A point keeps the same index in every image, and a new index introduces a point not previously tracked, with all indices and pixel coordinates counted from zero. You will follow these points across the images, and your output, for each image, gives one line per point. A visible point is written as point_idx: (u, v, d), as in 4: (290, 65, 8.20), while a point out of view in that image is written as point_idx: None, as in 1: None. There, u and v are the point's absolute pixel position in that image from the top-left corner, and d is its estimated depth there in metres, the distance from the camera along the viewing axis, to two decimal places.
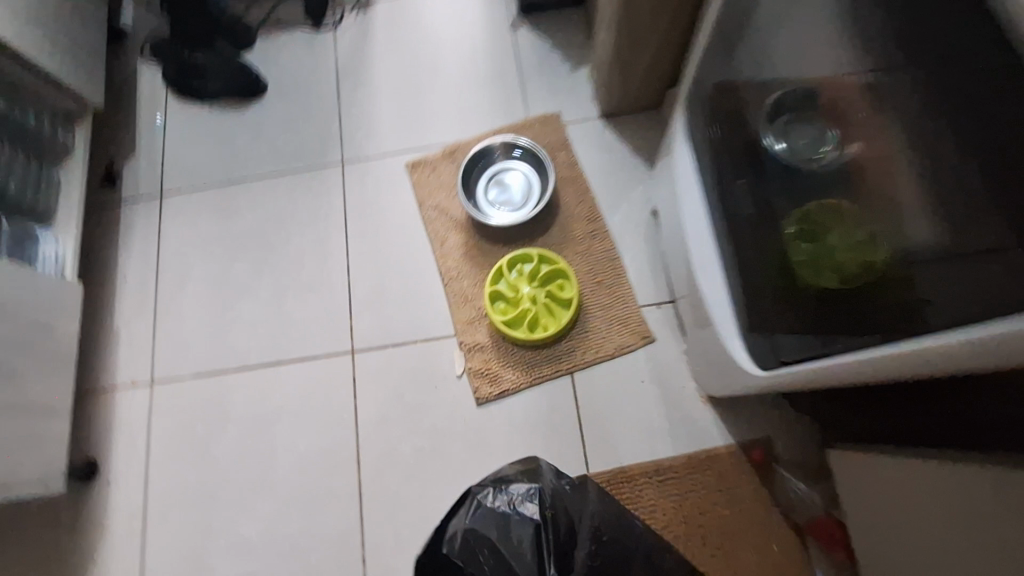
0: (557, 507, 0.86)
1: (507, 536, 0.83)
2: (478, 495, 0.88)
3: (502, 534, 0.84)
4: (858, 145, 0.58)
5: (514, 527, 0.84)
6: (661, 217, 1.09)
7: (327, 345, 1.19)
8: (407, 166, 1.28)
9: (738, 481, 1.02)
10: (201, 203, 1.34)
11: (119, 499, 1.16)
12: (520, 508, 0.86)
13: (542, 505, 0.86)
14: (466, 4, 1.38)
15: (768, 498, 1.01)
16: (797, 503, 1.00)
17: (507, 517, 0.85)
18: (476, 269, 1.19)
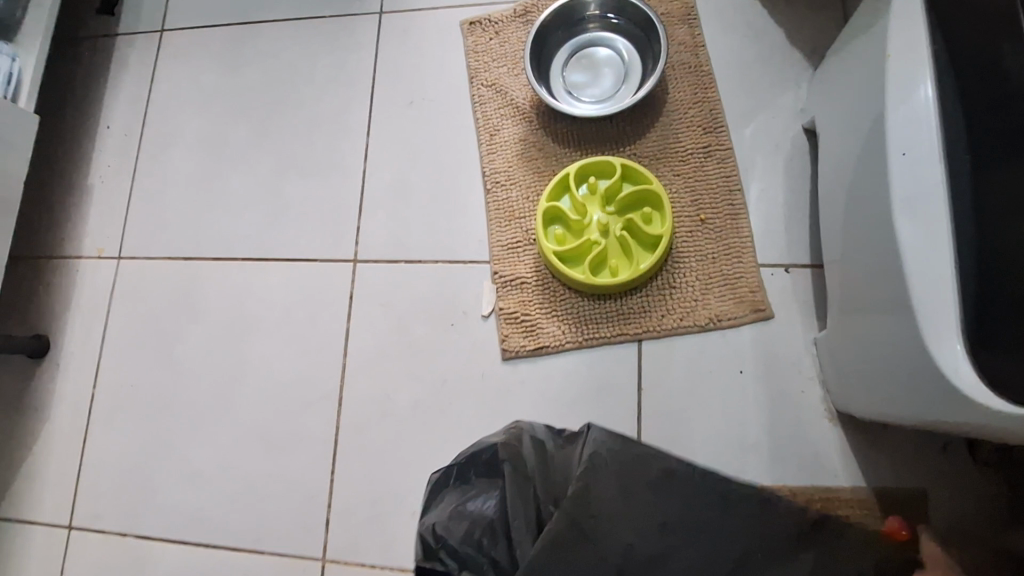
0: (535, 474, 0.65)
1: (476, 519, 0.62)
2: (437, 481, 0.68)
3: (468, 518, 0.62)
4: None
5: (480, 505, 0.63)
6: (825, 134, 0.71)
7: (327, 249, 0.92)
8: (465, 26, 0.94)
9: None
10: (207, 48, 1.05)
11: (66, 389, 0.96)
12: (483, 481, 0.65)
13: (508, 469, 0.65)
14: None
15: None
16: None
17: (472, 495, 0.64)
18: (533, 178, 0.86)
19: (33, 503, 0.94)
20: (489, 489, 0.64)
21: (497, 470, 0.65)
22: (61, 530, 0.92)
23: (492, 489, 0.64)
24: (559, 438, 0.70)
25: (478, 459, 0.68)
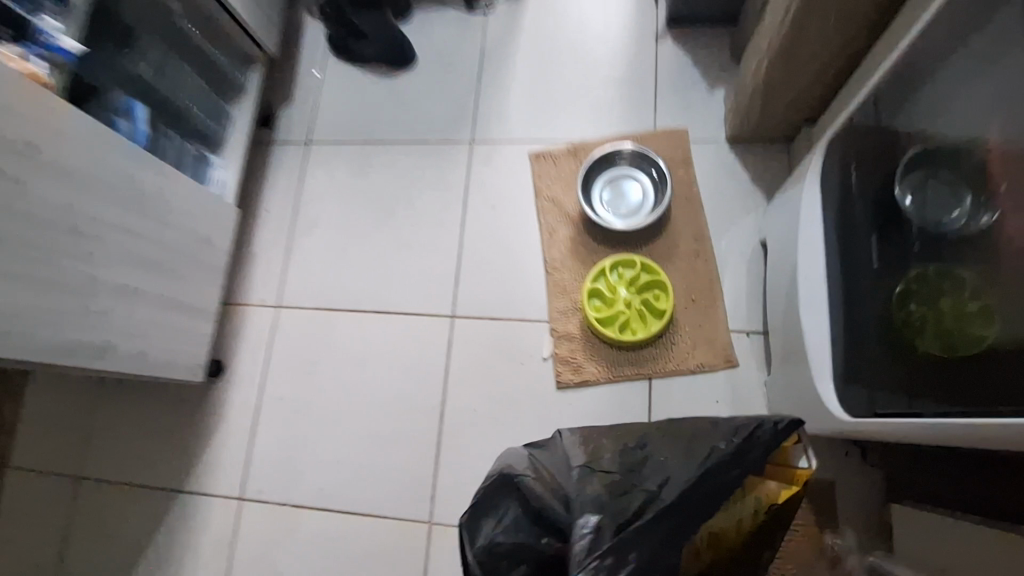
0: (538, 472, 0.76)
1: (510, 527, 0.72)
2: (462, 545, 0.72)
3: (510, 530, 0.71)
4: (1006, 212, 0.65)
5: (510, 516, 0.72)
6: (773, 251, 1.12)
7: (432, 308, 1.31)
8: (533, 156, 1.36)
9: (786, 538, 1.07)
10: (343, 158, 1.45)
11: (237, 401, 1.33)
12: (501, 504, 0.73)
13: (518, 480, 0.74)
14: (616, 8, 1.41)
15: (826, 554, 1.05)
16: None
17: (496, 516, 0.73)
18: (579, 265, 1.27)
19: (211, 481, 1.30)
20: (508, 508, 0.73)
21: (512, 488, 0.74)
22: (232, 500, 1.28)
23: (510, 503, 0.73)
24: (539, 449, 0.82)
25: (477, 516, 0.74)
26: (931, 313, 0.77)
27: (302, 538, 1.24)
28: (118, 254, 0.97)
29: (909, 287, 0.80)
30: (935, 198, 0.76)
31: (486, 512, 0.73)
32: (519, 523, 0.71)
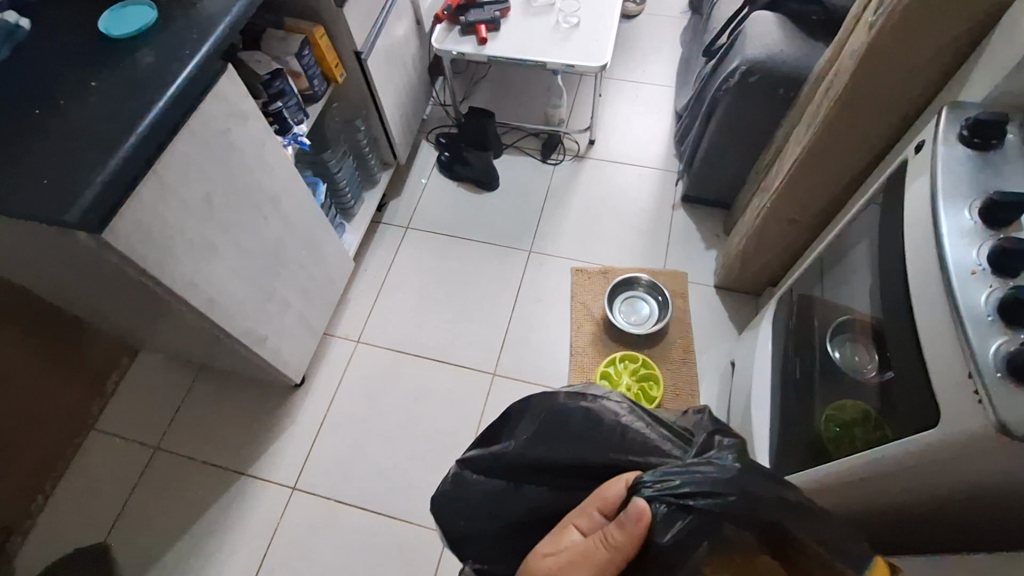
0: (661, 427, 0.80)
1: (586, 413, 0.80)
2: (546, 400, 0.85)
3: (576, 420, 0.80)
4: (872, 367, 1.04)
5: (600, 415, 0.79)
6: (738, 368, 1.54)
7: (480, 364, 1.70)
8: (573, 270, 1.83)
9: None
10: (431, 243, 1.92)
11: (309, 408, 1.67)
12: (598, 411, 0.80)
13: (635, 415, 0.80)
14: (647, 181, 1.97)
15: None
16: None
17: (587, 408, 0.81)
18: (596, 354, 1.68)
19: (271, 470, 1.59)
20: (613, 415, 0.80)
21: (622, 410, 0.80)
22: (286, 488, 1.57)
23: (612, 408, 0.81)
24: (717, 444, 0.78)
25: (577, 424, 0.79)
26: (845, 435, 1.08)
27: (339, 529, 1.51)
28: (293, 280, 1.39)
29: (830, 412, 1.14)
30: (854, 358, 1.11)
31: (583, 404, 0.81)
32: (593, 419, 0.79)
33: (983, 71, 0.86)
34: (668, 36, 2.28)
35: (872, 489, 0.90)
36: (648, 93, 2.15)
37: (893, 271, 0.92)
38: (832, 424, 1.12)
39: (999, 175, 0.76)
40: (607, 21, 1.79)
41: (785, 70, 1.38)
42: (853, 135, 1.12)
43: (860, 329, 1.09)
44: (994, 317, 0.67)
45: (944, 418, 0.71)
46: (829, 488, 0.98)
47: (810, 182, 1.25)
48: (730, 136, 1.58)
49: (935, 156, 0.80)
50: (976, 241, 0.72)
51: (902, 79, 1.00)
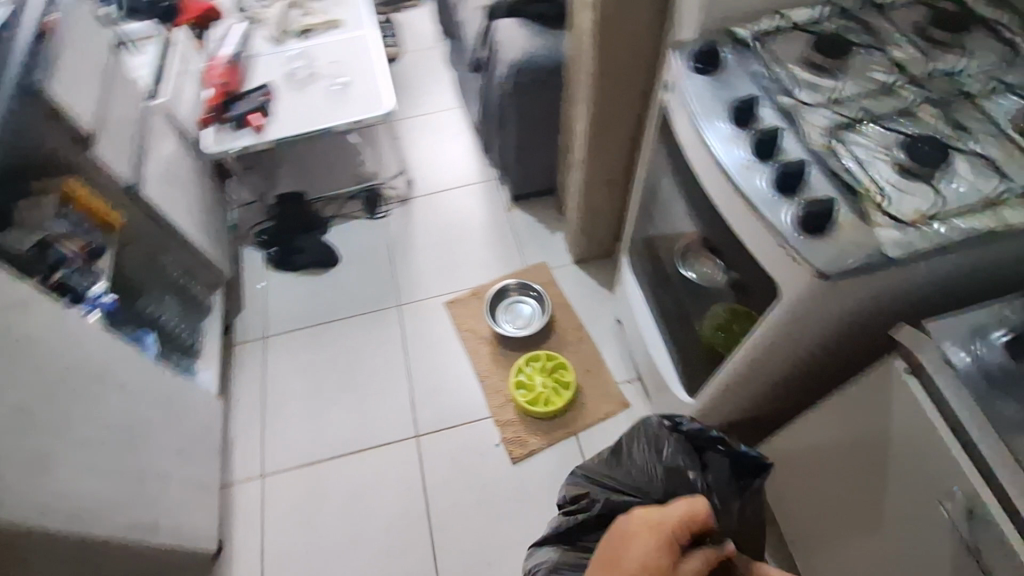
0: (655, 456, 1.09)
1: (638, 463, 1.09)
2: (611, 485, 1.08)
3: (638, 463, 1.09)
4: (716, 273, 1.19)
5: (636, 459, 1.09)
6: (625, 323, 1.66)
7: (400, 433, 1.62)
8: (446, 304, 1.83)
9: None
10: (298, 342, 1.79)
11: (240, 571, 1.47)
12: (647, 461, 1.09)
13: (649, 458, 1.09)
14: (474, 198, 2.04)
15: None
16: None
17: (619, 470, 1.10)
18: (502, 368, 1.69)
19: None
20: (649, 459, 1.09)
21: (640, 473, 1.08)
22: None
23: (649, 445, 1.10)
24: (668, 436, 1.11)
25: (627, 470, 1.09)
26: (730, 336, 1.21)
27: None
28: (161, 446, 1.22)
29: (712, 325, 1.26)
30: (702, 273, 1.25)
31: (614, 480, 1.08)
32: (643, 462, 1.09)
33: (685, 11, 1.02)
34: (434, 66, 2.39)
35: (775, 364, 1.02)
36: (440, 121, 2.24)
37: (697, 190, 1.06)
38: (716, 328, 1.25)
39: (731, 88, 0.92)
40: (373, 72, 1.84)
41: (542, 61, 1.52)
42: (618, 97, 1.28)
43: (696, 248, 1.24)
44: (777, 195, 0.81)
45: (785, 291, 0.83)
46: (750, 372, 1.06)
47: (605, 144, 1.39)
48: (525, 131, 1.69)
49: (682, 89, 0.94)
50: (738, 143, 0.87)
51: (631, 37, 1.16)
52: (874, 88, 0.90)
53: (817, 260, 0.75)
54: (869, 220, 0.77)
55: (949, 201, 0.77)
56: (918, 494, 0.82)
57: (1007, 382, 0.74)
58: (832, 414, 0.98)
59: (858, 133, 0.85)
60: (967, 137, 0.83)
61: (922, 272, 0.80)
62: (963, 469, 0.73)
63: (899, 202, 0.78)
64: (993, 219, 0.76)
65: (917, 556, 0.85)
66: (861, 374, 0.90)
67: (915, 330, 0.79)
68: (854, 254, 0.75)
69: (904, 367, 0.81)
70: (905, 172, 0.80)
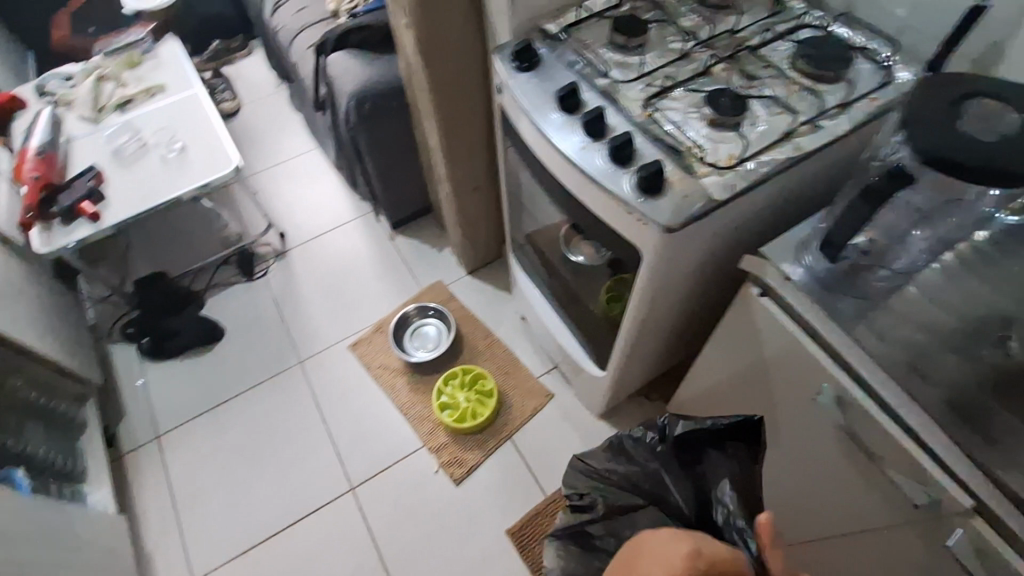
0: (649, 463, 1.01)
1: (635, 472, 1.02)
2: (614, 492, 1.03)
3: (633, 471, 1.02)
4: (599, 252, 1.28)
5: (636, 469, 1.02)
6: (529, 318, 1.70)
7: (333, 490, 1.54)
8: (350, 347, 1.77)
9: None
10: (199, 430, 1.65)
11: None
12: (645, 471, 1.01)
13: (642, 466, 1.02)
14: (354, 235, 1.99)
15: None
16: None
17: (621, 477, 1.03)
18: (422, 395, 1.67)
19: None
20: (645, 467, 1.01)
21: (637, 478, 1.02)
22: None
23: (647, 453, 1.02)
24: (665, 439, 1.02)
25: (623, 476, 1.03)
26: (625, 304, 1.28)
27: None
28: None
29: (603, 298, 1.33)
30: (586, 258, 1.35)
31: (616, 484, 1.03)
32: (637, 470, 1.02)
33: (497, 17, 1.07)
34: (280, 113, 2.31)
35: (660, 317, 1.10)
36: (299, 166, 2.16)
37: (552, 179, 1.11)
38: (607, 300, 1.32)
39: (553, 80, 0.98)
40: (211, 131, 1.74)
41: (382, 87, 1.52)
42: (461, 107, 1.31)
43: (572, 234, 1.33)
44: (614, 168, 0.87)
45: (645, 252, 0.90)
46: (643, 332, 1.14)
47: (462, 153, 1.43)
48: (385, 159, 1.69)
49: (511, 89, 0.99)
50: (571, 128, 0.93)
51: (457, 50, 1.20)
52: (675, 56, 1.00)
53: (660, 217, 0.82)
54: (694, 173, 0.85)
55: (754, 142, 0.88)
56: (800, 397, 0.92)
57: (837, 283, 0.83)
58: (721, 347, 1.08)
59: (669, 100, 0.94)
60: (756, 83, 0.95)
61: (750, 207, 0.90)
62: (826, 365, 0.84)
63: (715, 151, 0.87)
64: (791, 148, 0.87)
65: (815, 451, 0.95)
66: (730, 307, 0.99)
67: (757, 257, 0.88)
68: (689, 206, 0.83)
69: (757, 291, 0.91)
70: (714, 124, 0.90)
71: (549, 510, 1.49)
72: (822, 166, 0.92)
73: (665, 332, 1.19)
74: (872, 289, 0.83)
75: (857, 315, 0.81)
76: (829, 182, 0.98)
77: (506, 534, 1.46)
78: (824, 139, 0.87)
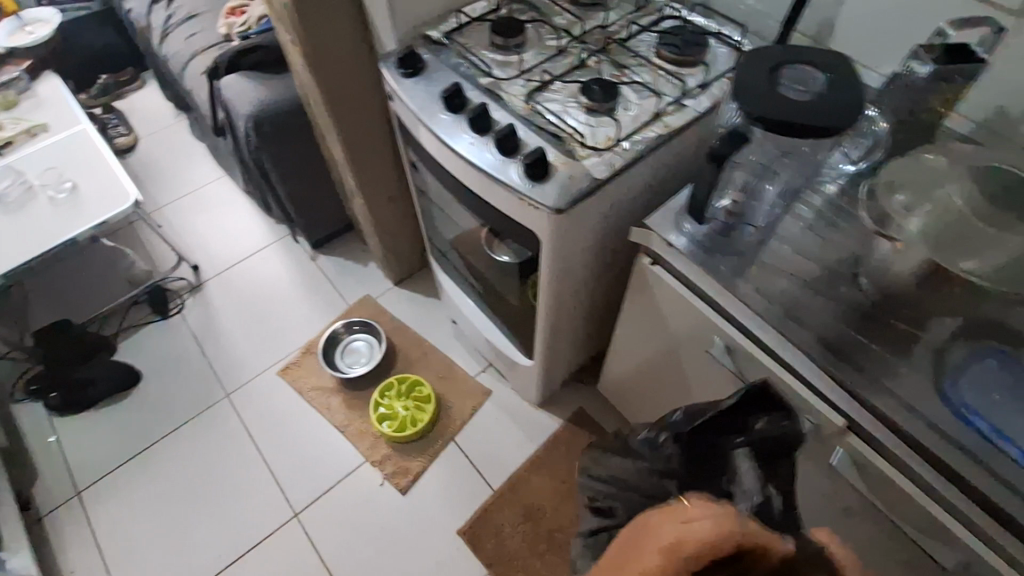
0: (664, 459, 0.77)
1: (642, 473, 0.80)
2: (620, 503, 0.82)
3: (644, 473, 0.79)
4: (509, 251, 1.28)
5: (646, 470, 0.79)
6: (458, 321, 1.73)
7: (277, 519, 1.50)
8: (280, 373, 1.72)
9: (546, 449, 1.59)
10: (124, 480, 1.56)
11: None
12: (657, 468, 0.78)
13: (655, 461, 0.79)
14: (273, 259, 1.95)
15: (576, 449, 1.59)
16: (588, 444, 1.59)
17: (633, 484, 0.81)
18: (360, 410, 1.65)
19: None
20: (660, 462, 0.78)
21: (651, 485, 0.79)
22: None
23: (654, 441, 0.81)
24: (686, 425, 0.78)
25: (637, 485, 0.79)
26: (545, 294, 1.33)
27: None
28: None
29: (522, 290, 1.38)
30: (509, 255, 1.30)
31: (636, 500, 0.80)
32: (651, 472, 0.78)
33: (380, 28, 1.10)
34: (182, 144, 2.24)
35: (571, 298, 1.16)
36: (207, 196, 2.10)
37: None
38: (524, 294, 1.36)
39: (439, 83, 1.02)
40: (105, 167, 1.66)
41: (280, 106, 1.51)
42: (361, 119, 1.33)
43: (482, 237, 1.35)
44: (503, 160, 0.92)
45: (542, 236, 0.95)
46: (558, 314, 1.19)
47: (369, 164, 1.44)
48: (294, 178, 1.67)
49: (400, 95, 1.02)
50: (459, 127, 0.97)
51: (347, 63, 1.22)
52: (551, 53, 1.06)
53: (548, 200, 0.88)
54: (575, 157, 0.92)
55: (626, 124, 0.95)
56: (701, 354, 1.00)
57: (715, 245, 0.91)
58: (630, 318, 1.15)
59: (549, 92, 1.00)
60: (626, 72, 1.03)
61: (632, 184, 0.97)
62: (715, 320, 0.92)
63: (593, 136, 0.94)
64: (660, 127, 0.95)
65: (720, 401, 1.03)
66: (631, 279, 1.06)
67: (642, 228, 0.95)
68: (573, 188, 0.89)
69: (649, 260, 0.99)
70: (590, 110, 0.97)
71: (497, 504, 1.51)
72: (692, 142, 1.01)
73: (580, 313, 1.25)
74: (745, 246, 0.91)
75: (735, 270, 0.88)
76: (703, 155, 1.07)
77: (459, 535, 1.47)
78: (688, 117, 0.96)
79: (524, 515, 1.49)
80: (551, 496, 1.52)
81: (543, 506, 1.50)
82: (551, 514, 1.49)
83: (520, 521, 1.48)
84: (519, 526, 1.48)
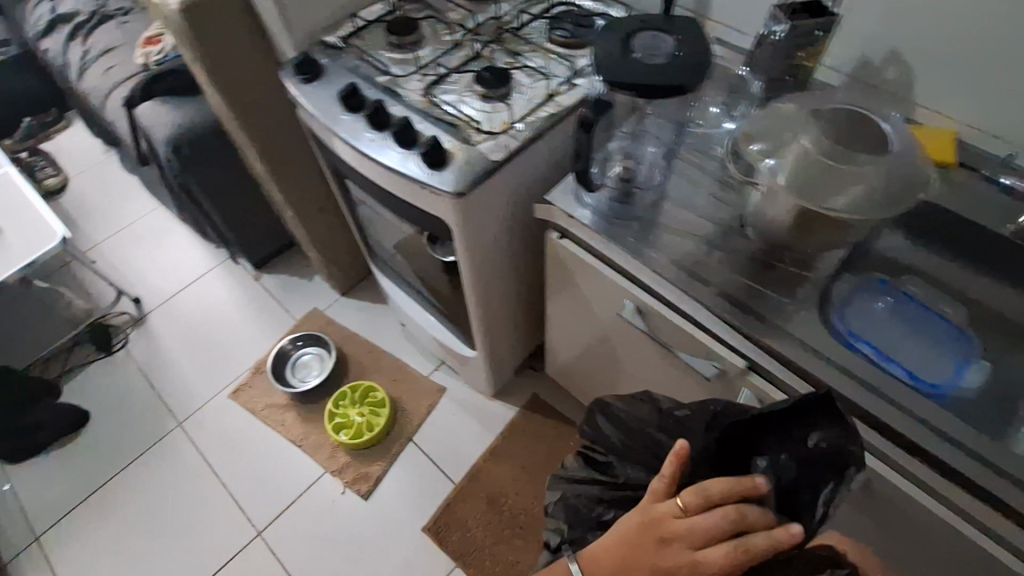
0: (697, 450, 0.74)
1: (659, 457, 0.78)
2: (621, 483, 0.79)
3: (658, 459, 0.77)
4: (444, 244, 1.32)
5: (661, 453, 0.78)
6: (406, 323, 1.74)
7: (240, 540, 1.49)
8: (231, 396, 1.71)
9: (504, 439, 1.61)
10: (79, 522, 1.53)
11: None
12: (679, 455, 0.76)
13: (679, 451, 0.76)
14: (217, 284, 1.94)
15: (532, 435, 1.61)
16: (543, 428, 1.62)
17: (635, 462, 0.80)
18: (316, 423, 1.65)
19: None
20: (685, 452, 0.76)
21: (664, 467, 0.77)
22: None
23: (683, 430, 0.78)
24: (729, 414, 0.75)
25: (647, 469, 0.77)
26: None
27: None
28: None
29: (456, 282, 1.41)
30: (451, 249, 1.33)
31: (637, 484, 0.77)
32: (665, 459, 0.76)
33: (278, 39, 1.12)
34: (114, 179, 2.21)
35: (496, 283, 1.19)
36: (145, 228, 2.07)
37: None
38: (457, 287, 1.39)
39: (339, 86, 1.04)
40: (29, 208, 1.64)
41: (200, 129, 1.51)
42: (276, 132, 1.34)
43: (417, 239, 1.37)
44: (402, 153, 0.95)
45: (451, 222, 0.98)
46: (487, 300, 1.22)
47: (293, 176, 1.45)
48: (225, 200, 1.67)
49: (302, 101, 1.05)
50: (359, 126, 0.99)
51: (254, 78, 1.23)
52: (447, 47, 1.10)
53: (448, 186, 0.90)
54: (471, 142, 0.95)
55: (519, 107, 0.99)
56: (618, 320, 1.04)
57: (615, 214, 0.95)
58: (554, 295, 1.18)
59: (445, 84, 1.04)
60: (519, 58, 1.07)
61: (532, 164, 1.01)
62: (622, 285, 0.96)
63: (487, 121, 0.97)
64: (551, 107, 0.99)
65: (644, 362, 1.07)
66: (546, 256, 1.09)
67: (545, 204, 0.98)
68: (470, 172, 0.92)
69: (557, 235, 1.02)
70: (485, 97, 1.00)
71: (460, 498, 1.52)
72: None
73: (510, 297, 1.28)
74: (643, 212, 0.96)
75: (635, 235, 0.92)
76: None
77: (425, 532, 1.48)
78: (578, 96, 1.00)
79: (488, 506, 1.51)
80: (512, 484, 1.54)
81: (506, 494, 1.52)
82: (514, 501, 1.51)
83: (483, 512, 1.50)
84: (483, 517, 1.49)
